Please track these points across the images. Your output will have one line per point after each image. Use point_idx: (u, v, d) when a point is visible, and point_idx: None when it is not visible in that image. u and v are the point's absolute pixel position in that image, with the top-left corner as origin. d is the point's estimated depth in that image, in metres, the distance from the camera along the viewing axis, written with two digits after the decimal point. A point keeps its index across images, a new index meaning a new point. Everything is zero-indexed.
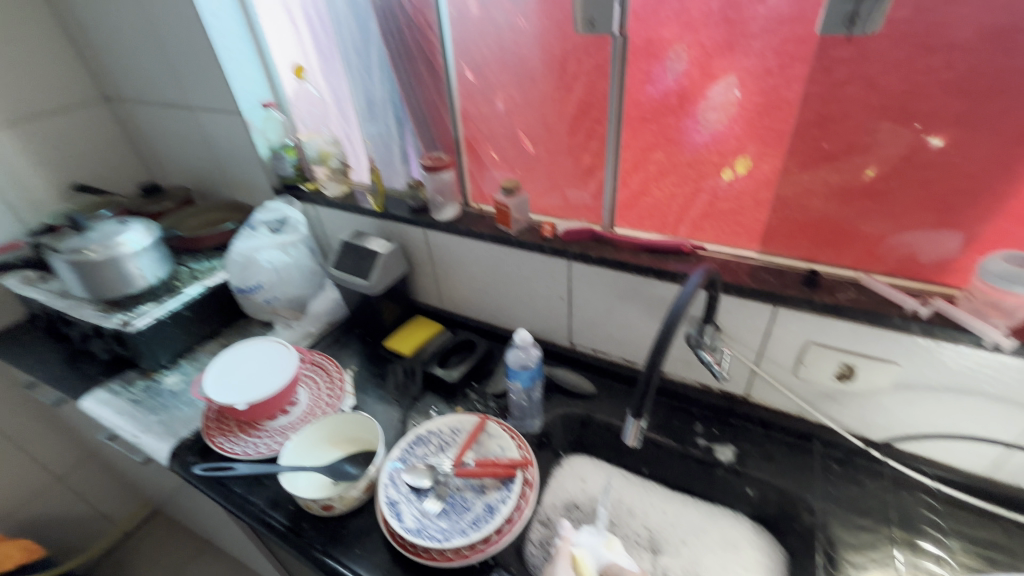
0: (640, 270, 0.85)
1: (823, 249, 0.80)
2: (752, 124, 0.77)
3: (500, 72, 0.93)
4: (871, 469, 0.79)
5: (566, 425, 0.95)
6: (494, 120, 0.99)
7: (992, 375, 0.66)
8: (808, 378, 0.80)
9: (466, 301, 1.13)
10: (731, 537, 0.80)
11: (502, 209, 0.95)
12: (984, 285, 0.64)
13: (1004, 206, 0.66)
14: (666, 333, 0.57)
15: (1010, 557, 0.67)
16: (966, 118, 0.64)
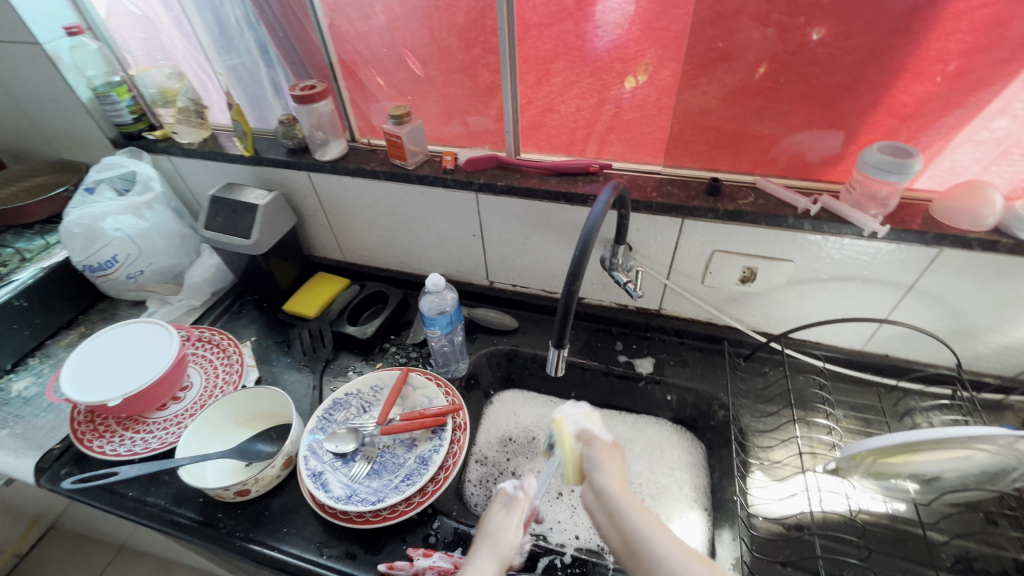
0: (550, 195, 0.80)
1: (724, 156, 0.80)
2: (651, 25, 0.72)
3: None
4: (771, 360, 0.86)
5: (493, 363, 0.93)
6: (370, 37, 0.84)
7: (871, 261, 0.72)
8: (714, 285, 0.83)
9: (372, 250, 1.03)
10: (656, 442, 0.86)
11: (393, 139, 0.83)
12: (864, 177, 0.67)
13: (880, 99, 0.68)
14: (580, 255, 0.52)
15: (881, 415, 0.78)
16: (849, 9, 0.63)
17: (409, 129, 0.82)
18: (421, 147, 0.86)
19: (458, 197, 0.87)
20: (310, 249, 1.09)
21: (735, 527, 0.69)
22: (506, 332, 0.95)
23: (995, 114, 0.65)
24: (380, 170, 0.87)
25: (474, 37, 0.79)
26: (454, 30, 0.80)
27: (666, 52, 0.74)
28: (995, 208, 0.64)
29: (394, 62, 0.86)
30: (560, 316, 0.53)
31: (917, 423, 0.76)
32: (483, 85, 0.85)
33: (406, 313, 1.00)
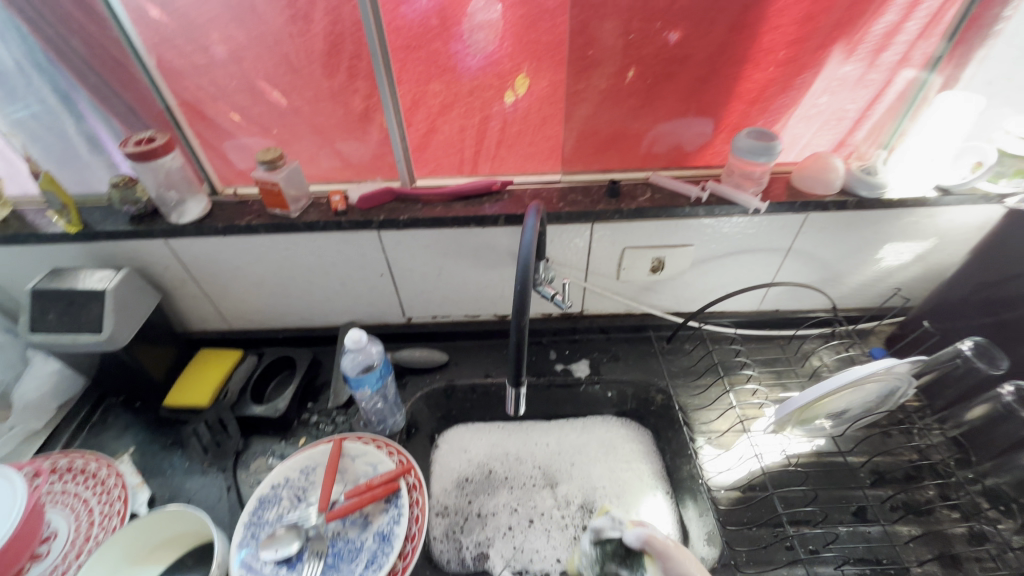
0: (459, 222, 0.77)
1: (614, 157, 0.84)
2: (523, 39, 0.71)
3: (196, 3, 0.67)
4: (691, 336, 0.92)
5: (430, 404, 0.88)
6: (210, 73, 0.73)
7: (755, 234, 0.80)
8: (629, 279, 0.86)
9: (264, 312, 0.91)
10: (608, 441, 0.87)
11: (268, 187, 0.73)
12: (739, 160, 0.75)
13: (736, 90, 0.76)
14: (524, 287, 0.49)
15: (788, 364, 0.88)
16: (696, 12, 0.68)
17: (286, 174, 0.73)
18: (304, 190, 0.77)
19: (358, 237, 0.79)
20: (184, 325, 0.92)
21: (701, 504, 0.72)
22: (437, 369, 0.89)
23: (820, 92, 0.75)
24: (259, 224, 0.76)
25: (338, 64, 0.72)
26: (314, 58, 0.72)
27: (541, 64, 0.74)
28: (840, 172, 0.74)
29: (247, 99, 0.75)
30: (515, 349, 0.49)
31: (814, 363, 0.87)
32: (356, 112, 0.77)
33: (319, 373, 0.89)
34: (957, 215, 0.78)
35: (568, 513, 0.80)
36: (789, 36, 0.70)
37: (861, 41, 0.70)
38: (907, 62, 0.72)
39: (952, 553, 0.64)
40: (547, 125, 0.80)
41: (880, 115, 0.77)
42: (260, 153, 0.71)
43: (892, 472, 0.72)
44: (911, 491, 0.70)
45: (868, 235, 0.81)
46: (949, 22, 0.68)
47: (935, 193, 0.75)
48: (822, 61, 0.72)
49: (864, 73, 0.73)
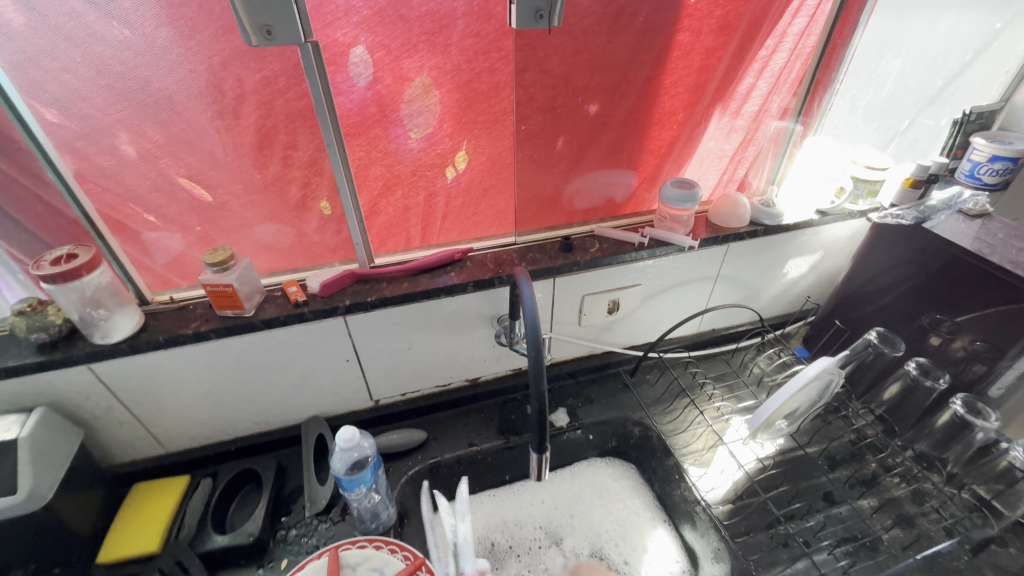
0: (429, 294, 0.77)
1: (557, 215, 0.90)
2: (461, 120, 0.76)
3: (104, 104, 0.60)
4: (650, 366, 0.99)
5: (417, 488, 0.83)
6: (118, 175, 0.66)
7: (690, 267, 0.91)
8: (590, 323, 0.91)
9: (209, 426, 0.80)
10: (599, 482, 0.90)
11: (220, 290, 0.68)
12: (669, 207, 0.85)
13: (649, 148, 0.87)
14: (537, 356, 0.54)
15: (736, 376, 0.98)
16: (609, 88, 0.78)
17: (238, 273, 0.68)
18: (257, 286, 0.73)
19: (322, 327, 0.75)
20: (107, 461, 0.78)
21: (700, 525, 0.77)
22: (417, 448, 0.85)
23: (702, 139, 0.88)
24: (210, 329, 0.70)
25: (271, 155, 0.70)
26: (244, 150, 0.68)
27: (479, 140, 0.79)
28: (747, 208, 0.88)
29: (164, 199, 0.69)
30: (539, 420, 0.52)
31: (754, 370, 0.99)
32: (294, 201, 0.75)
33: (287, 481, 0.81)
34: (838, 229, 0.96)
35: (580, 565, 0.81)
36: (681, 102, 0.82)
37: (730, 98, 0.84)
38: (765, 112, 0.87)
39: (905, 514, 0.74)
40: (488, 197, 0.86)
41: (757, 154, 0.92)
42: (208, 255, 0.67)
43: (840, 454, 0.83)
44: (859, 467, 0.81)
45: (774, 254, 0.96)
46: (793, 78, 0.84)
47: (817, 217, 0.92)
48: (705, 117, 0.85)
49: (732, 124, 0.87)
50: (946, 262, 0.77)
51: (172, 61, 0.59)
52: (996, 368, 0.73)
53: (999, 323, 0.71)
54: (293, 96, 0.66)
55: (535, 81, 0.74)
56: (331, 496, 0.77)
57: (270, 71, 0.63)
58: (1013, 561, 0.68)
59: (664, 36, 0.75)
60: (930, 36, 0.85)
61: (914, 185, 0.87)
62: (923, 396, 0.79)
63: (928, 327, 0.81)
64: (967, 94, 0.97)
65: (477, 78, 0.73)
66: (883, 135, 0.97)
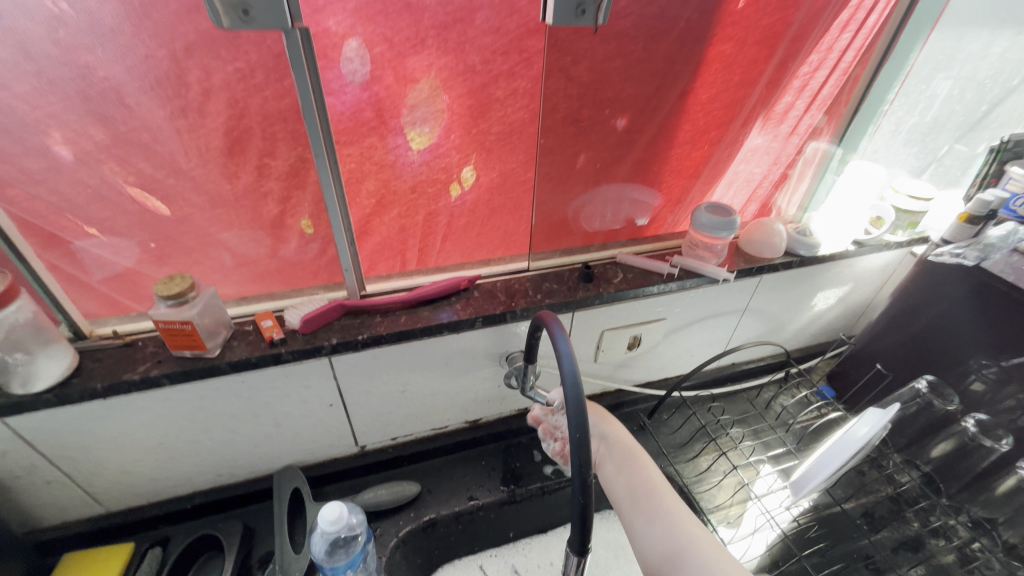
0: (430, 331, 0.65)
1: (573, 238, 0.80)
2: (472, 130, 0.65)
3: (34, 94, 0.47)
4: (668, 405, 0.89)
5: (408, 551, 0.72)
6: (52, 181, 0.52)
7: (718, 299, 0.82)
8: (606, 359, 0.82)
9: (161, 481, 0.67)
10: (614, 539, 0.80)
11: (176, 328, 0.55)
12: (702, 234, 0.76)
13: (678, 169, 0.78)
14: (583, 437, 0.45)
15: (760, 418, 0.89)
16: (641, 101, 0.68)
17: (200, 307, 0.56)
18: (223, 319, 0.60)
19: (302, 369, 0.63)
20: (30, 524, 0.64)
21: None
22: (409, 504, 0.74)
23: (733, 161, 0.79)
24: (164, 374, 0.57)
25: (243, 164, 0.57)
26: (210, 157, 0.56)
27: (491, 154, 0.68)
28: (783, 236, 0.80)
29: (108, 211, 0.56)
30: (581, 511, 0.44)
31: (779, 412, 0.90)
32: (270, 217, 0.63)
33: (254, 548, 0.69)
34: (874, 260, 0.88)
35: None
36: (714, 121, 0.73)
37: (766, 116, 0.76)
38: (800, 132, 0.79)
39: None
40: (497, 217, 0.74)
41: (793, 177, 0.84)
42: (160, 285, 0.54)
43: (880, 513, 0.75)
44: (903, 529, 0.73)
45: (805, 286, 0.88)
46: (827, 95, 0.76)
47: (853, 248, 0.84)
48: (739, 137, 0.77)
49: (766, 143, 0.79)
50: (997, 299, 0.70)
51: (118, 43, 0.47)
52: None
53: None
54: (273, 95, 0.54)
55: (559, 89, 0.63)
56: (307, 568, 0.65)
57: (245, 62, 0.51)
58: None
59: (704, 45, 0.66)
60: (982, 58, 0.79)
61: (970, 221, 0.78)
62: (980, 457, 0.70)
63: (971, 370, 0.74)
64: (1008, 120, 0.90)
65: (493, 82, 0.62)
66: (919, 160, 0.90)
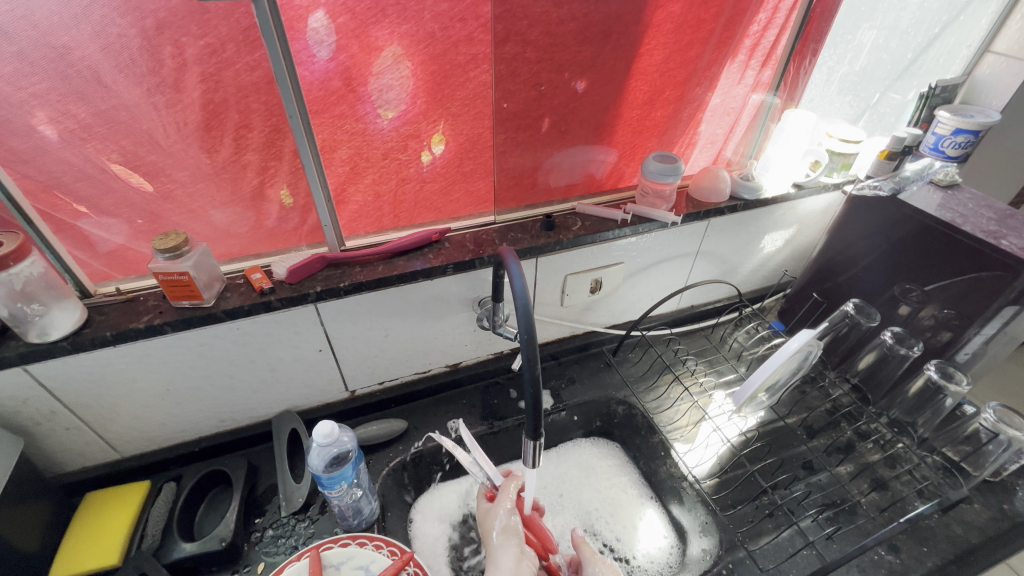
0: (406, 278, 0.72)
1: (536, 192, 0.86)
2: (437, 97, 0.70)
3: (15, 76, 0.52)
4: (633, 344, 0.98)
5: (398, 481, 0.80)
6: (37, 160, 0.57)
7: (671, 244, 0.90)
8: (572, 303, 0.89)
9: (170, 426, 0.74)
10: (586, 461, 0.90)
11: (173, 280, 0.61)
12: (650, 181, 0.83)
13: (636, 127, 0.84)
14: (531, 341, 0.51)
15: (717, 351, 0.98)
16: (594, 62, 0.74)
17: (194, 260, 0.62)
18: (217, 274, 0.67)
19: (291, 316, 0.70)
20: (54, 469, 0.71)
21: (687, 501, 0.77)
22: (398, 439, 0.82)
23: (690, 118, 0.86)
24: (166, 322, 0.63)
25: (221, 137, 0.62)
26: (188, 131, 0.61)
27: (458, 121, 0.73)
28: (727, 181, 0.86)
29: (99, 185, 0.61)
30: (533, 406, 0.51)
31: (733, 345, 0.99)
32: (251, 186, 0.68)
33: (259, 480, 0.77)
34: (813, 203, 0.97)
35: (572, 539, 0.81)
36: (668, 80, 0.80)
37: (718, 77, 0.83)
38: (748, 88, 0.86)
39: (880, 478, 0.76)
40: (469, 181, 0.80)
41: (740, 128, 0.91)
42: (157, 241, 0.60)
43: (818, 423, 0.84)
44: (836, 435, 0.82)
45: (751, 229, 0.96)
46: (782, 56, 0.84)
47: (793, 190, 0.93)
48: (695, 96, 0.83)
49: (722, 102, 0.86)
50: (919, 230, 0.79)
51: (94, 24, 0.51)
52: (962, 333, 0.76)
53: (968, 289, 0.73)
54: (245, 68, 0.59)
55: (516, 54, 0.69)
56: (308, 495, 0.73)
57: (215, 37, 0.56)
58: (979, 515, 0.72)
59: (651, 8, 0.72)
60: (903, 8, 0.86)
61: (889, 158, 0.88)
62: (897, 364, 0.82)
63: (898, 297, 0.84)
64: (931, 69, 0.99)
65: (454, 49, 0.67)
66: (854, 109, 0.97)
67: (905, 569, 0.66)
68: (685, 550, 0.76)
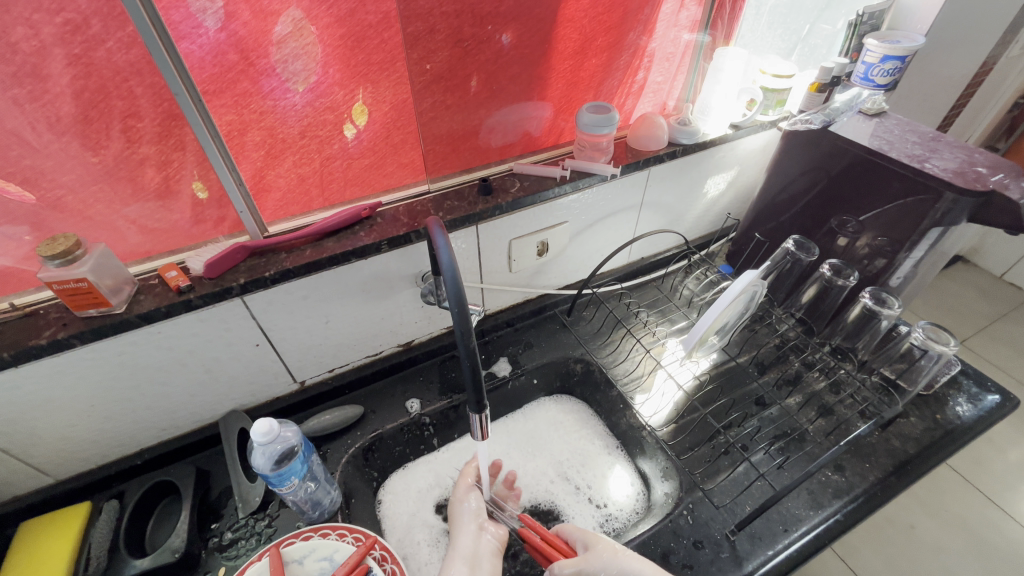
0: (338, 260, 0.68)
1: (471, 155, 0.80)
2: (351, 61, 0.62)
3: None
4: (587, 302, 0.98)
5: (359, 467, 0.78)
6: None
7: (615, 197, 0.88)
8: (520, 267, 0.87)
9: (104, 443, 0.70)
10: (552, 417, 0.91)
11: (71, 288, 0.55)
12: (587, 134, 0.80)
13: (570, 78, 0.80)
14: (464, 315, 0.49)
15: (668, 301, 0.99)
16: (519, 12, 0.68)
17: (93, 264, 0.56)
18: (126, 277, 0.61)
19: (218, 312, 0.65)
20: None
21: (649, 449, 0.79)
22: (355, 424, 0.80)
23: (620, 61, 0.82)
24: (73, 335, 0.58)
25: (106, 130, 0.55)
26: (64, 126, 0.53)
27: (378, 87, 0.66)
28: (664, 128, 0.84)
29: None
30: (474, 384, 0.50)
31: (683, 293, 1.00)
32: (154, 183, 0.61)
33: (212, 485, 0.74)
34: (751, 142, 0.97)
35: (546, 484, 0.83)
36: (598, 26, 0.76)
37: (651, 18, 0.79)
38: (681, 29, 0.83)
39: (825, 404, 0.80)
40: (400, 153, 0.74)
41: (673, 73, 0.89)
42: (43, 247, 0.54)
43: (767, 359, 0.87)
44: (784, 368, 0.85)
45: (694, 174, 0.95)
46: None
47: (731, 131, 0.92)
48: (628, 41, 0.80)
49: (657, 46, 0.83)
50: (851, 160, 0.79)
51: None
52: (895, 258, 0.78)
53: (898, 215, 0.75)
54: (119, 46, 0.50)
55: (434, 8, 0.62)
56: (264, 493, 0.71)
57: (74, 11, 0.47)
58: (915, 428, 0.77)
59: None
60: None
61: (819, 90, 0.88)
62: (838, 294, 0.84)
63: (835, 229, 0.86)
64: None
65: (361, 7, 0.59)
66: (785, 43, 0.96)
67: (850, 486, 0.71)
68: (649, 495, 0.79)
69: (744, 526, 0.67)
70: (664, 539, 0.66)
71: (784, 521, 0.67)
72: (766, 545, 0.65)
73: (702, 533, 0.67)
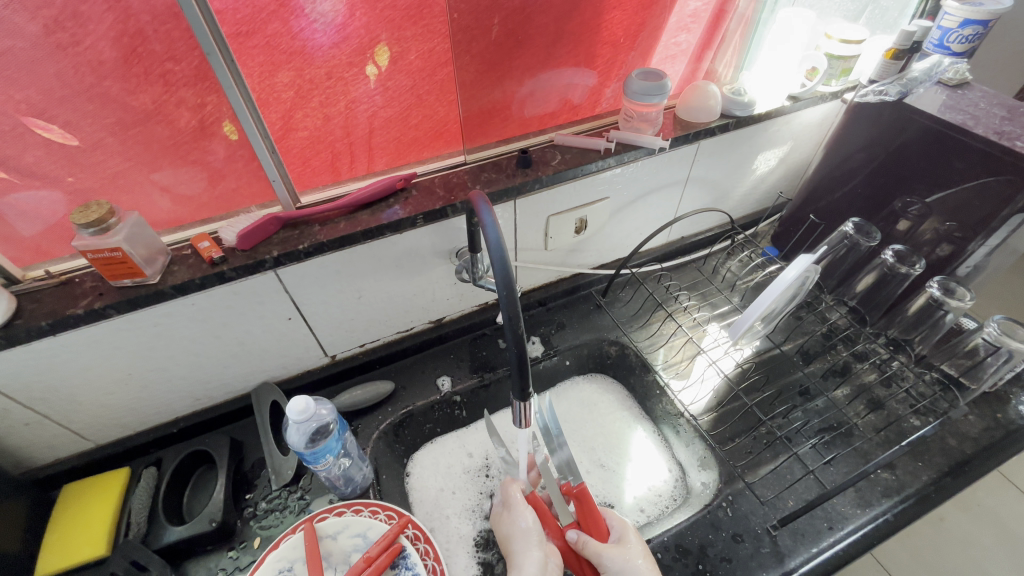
0: (372, 234, 0.65)
1: (508, 126, 0.76)
2: (378, 4, 0.56)
3: None
4: (623, 283, 0.94)
5: (390, 444, 0.78)
6: None
7: (660, 171, 0.83)
8: (556, 245, 0.83)
9: (141, 411, 0.70)
10: (587, 398, 0.88)
11: (106, 258, 0.54)
12: (634, 103, 0.74)
13: (607, 23, 0.71)
14: (511, 298, 0.46)
15: (709, 283, 0.94)
16: None
17: (126, 233, 0.54)
18: (158, 247, 0.59)
19: (250, 285, 0.64)
20: (22, 467, 0.68)
21: (685, 436, 0.78)
22: (386, 401, 0.79)
23: (667, 22, 0.75)
24: (109, 305, 0.57)
25: (144, 83, 0.52)
26: (105, 74, 0.50)
27: (405, 31, 0.60)
28: (717, 97, 0.78)
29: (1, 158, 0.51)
30: (518, 370, 0.48)
31: (726, 275, 0.96)
32: (188, 146, 0.58)
33: (245, 456, 0.74)
34: (810, 114, 0.89)
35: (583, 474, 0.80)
36: None
37: None
38: None
39: (875, 398, 0.76)
40: (436, 120, 0.70)
41: (727, 40, 0.81)
42: (77, 216, 0.52)
43: (815, 348, 0.83)
44: (832, 358, 0.81)
45: (744, 149, 0.89)
46: None
47: (789, 103, 0.84)
48: None
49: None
50: (926, 138, 0.73)
51: None
52: (965, 247, 0.72)
53: (973, 197, 0.68)
54: None
55: None
56: (297, 467, 0.71)
57: None
58: (973, 427, 0.73)
59: None
60: None
61: (895, 57, 0.81)
62: (898, 284, 0.79)
63: (897, 212, 0.80)
64: None
65: None
66: (855, 4, 0.87)
67: (901, 485, 0.67)
68: (686, 482, 0.77)
69: (787, 521, 0.65)
70: (702, 531, 0.65)
71: (830, 518, 0.65)
72: (809, 542, 0.63)
73: (742, 526, 0.65)
